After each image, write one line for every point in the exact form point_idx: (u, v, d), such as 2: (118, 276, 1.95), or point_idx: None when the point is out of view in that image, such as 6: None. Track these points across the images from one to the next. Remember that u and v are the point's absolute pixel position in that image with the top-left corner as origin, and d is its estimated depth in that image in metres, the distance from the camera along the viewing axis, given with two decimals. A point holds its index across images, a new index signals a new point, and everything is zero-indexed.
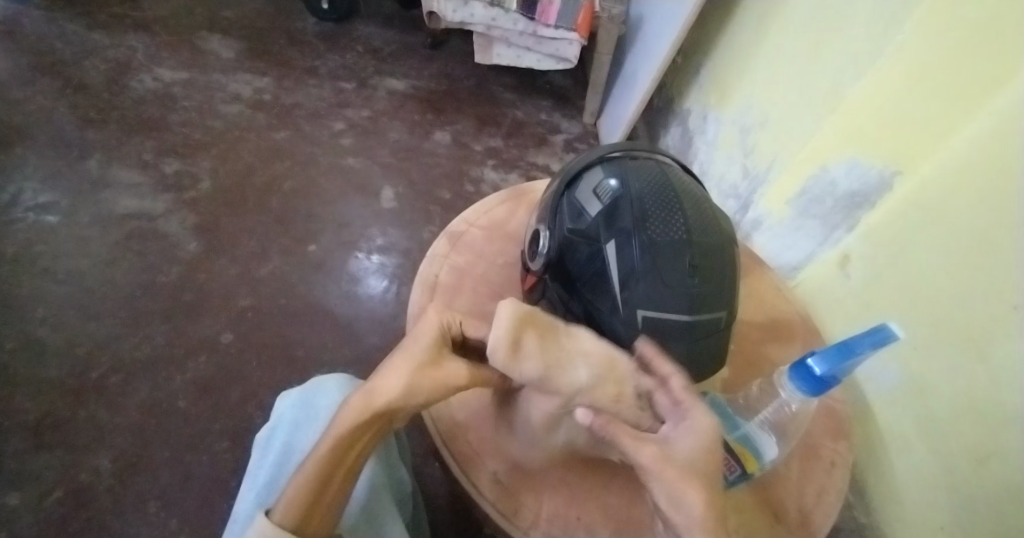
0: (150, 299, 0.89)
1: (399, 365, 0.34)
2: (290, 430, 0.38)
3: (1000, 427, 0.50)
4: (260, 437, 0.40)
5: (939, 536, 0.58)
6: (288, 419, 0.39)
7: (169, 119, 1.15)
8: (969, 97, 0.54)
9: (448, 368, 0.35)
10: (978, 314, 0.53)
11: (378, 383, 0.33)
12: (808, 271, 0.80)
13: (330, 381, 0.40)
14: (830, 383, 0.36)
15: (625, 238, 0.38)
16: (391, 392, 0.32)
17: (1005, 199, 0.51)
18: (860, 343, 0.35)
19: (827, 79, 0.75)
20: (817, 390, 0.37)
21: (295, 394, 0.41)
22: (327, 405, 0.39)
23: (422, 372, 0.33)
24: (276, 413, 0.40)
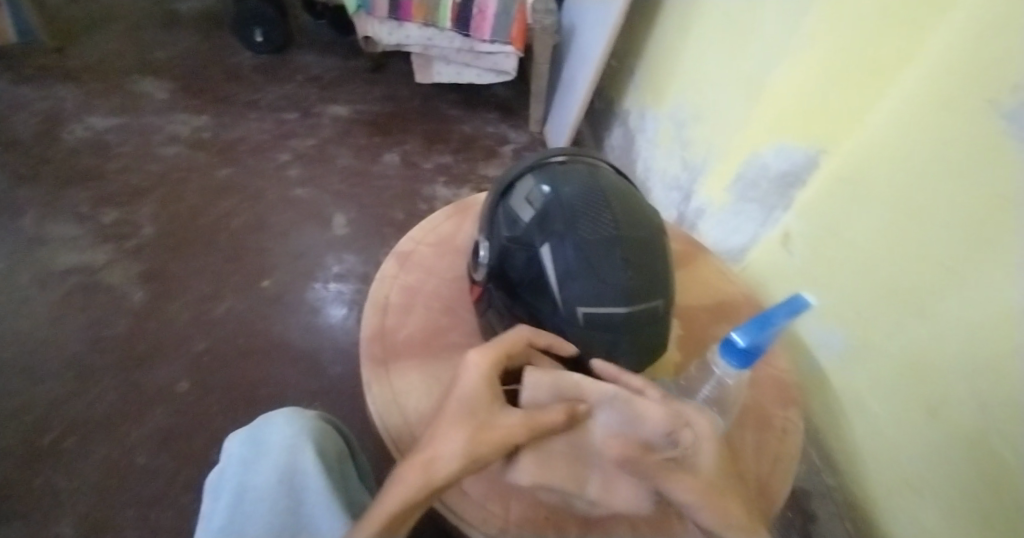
0: (101, 354, 0.85)
1: (454, 427, 0.33)
2: (242, 469, 0.35)
3: (944, 377, 0.54)
4: (209, 487, 0.37)
5: (907, 491, 0.60)
6: (238, 459, 0.36)
7: (106, 167, 1.11)
8: (881, 75, 0.59)
9: (507, 423, 0.33)
10: (910, 276, 0.58)
11: (434, 451, 0.32)
12: (754, 253, 0.84)
13: (279, 414, 0.38)
14: (756, 356, 0.38)
15: (558, 239, 0.39)
16: (449, 458, 0.31)
17: (923, 166, 0.56)
18: (776, 312, 0.37)
19: (748, 70, 0.80)
20: (746, 364, 0.38)
21: (242, 433, 0.38)
22: (279, 437, 0.37)
23: (479, 435, 0.32)
24: (224, 456, 0.38)
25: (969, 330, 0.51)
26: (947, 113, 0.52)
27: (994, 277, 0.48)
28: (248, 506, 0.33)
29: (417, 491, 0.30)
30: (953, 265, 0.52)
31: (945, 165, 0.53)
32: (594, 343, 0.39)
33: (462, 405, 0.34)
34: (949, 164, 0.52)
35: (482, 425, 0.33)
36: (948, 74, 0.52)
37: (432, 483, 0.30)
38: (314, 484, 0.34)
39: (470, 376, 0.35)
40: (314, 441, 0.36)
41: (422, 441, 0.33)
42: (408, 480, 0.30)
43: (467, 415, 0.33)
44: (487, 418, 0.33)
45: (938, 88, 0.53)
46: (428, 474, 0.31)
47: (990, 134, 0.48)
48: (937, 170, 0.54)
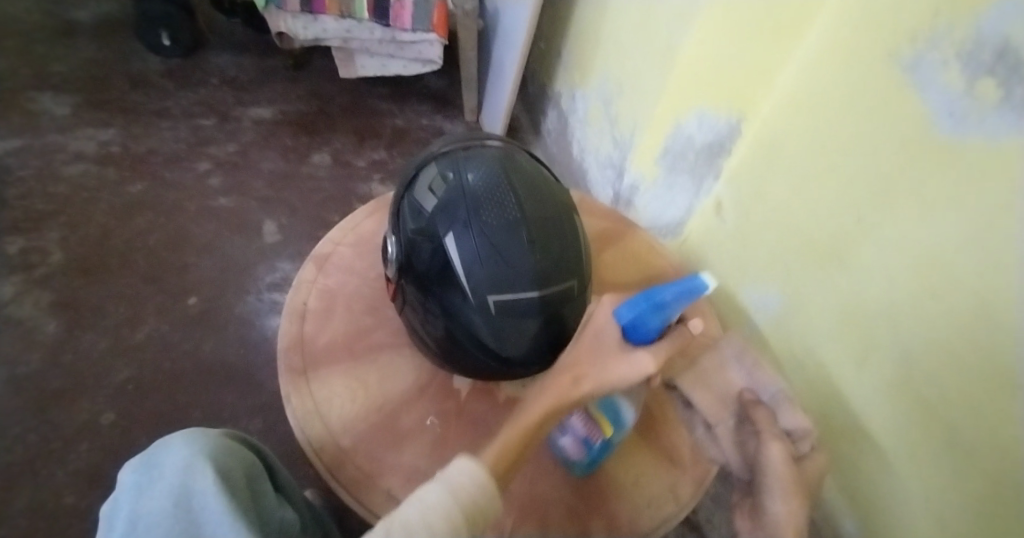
0: (12, 396, 0.78)
1: (589, 354, 0.39)
2: (133, 498, 0.32)
3: (869, 327, 0.57)
4: (101, 516, 0.33)
5: (844, 437, 0.64)
6: (128, 489, 0.32)
7: (4, 192, 1.02)
8: (787, 35, 0.62)
9: (632, 358, 0.37)
10: (828, 232, 0.60)
11: (578, 370, 0.38)
12: (691, 223, 0.86)
13: (177, 436, 0.35)
14: (648, 336, 0.38)
15: (461, 227, 0.38)
16: (588, 379, 0.37)
17: (829, 123, 0.58)
18: (662, 289, 0.38)
19: (660, 43, 0.81)
20: (637, 341, 0.38)
21: (137, 459, 0.34)
22: (176, 459, 0.33)
23: (608, 364, 0.38)
24: (116, 488, 0.34)
25: (881, 276, 0.54)
26: (851, 72, 0.54)
27: (905, 225, 0.51)
28: (140, 534, 0.29)
29: (562, 397, 0.36)
30: (867, 220, 0.55)
31: (853, 122, 0.55)
32: (509, 331, 0.38)
33: (597, 339, 0.39)
34: (852, 118, 0.55)
35: (612, 355, 0.38)
36: (844, 30, 0.55)
37: (571, 393, 0.37)
38: (214, 503, 0.31)
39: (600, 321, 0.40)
40: (214, 460, 0.33)
41: (562, 360, 0.39)
42: (554, 389, 0.37)
43: (599, 348, 0.39)
44: (617, 350, 0.38)
45: (842, 48, 0.55)
46: (572, 386, 0.37)
47: (890, 87, 0.50)
48: (847, 127, 0.56)
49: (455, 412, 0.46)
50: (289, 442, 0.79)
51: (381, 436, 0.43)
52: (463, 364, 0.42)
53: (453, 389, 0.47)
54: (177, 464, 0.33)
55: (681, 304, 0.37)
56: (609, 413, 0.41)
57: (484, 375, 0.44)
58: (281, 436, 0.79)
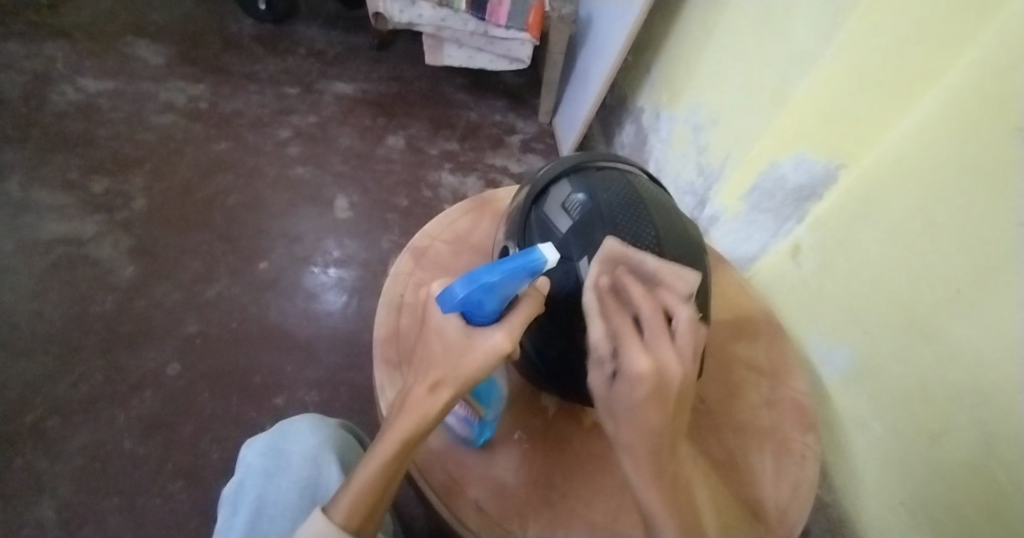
0: (85, 332, 0.80)
1: (439, 356, 0.33)
2: (262, 482, 0.37)
3: (949, 402, 0.52)
4: (225, 494, 0.38)
5: (901, 510, 0.59)
6: (257, 473, 0.37)
7: (96, 133, 1.05)
8: (902, 95, 0.56)
9: (486, 341, 0.32)
10: (920, 300, 0.56)
11: (431, 378, 0.32)
12: (762, 262, 0.82)
13: (302, 425, 0.40)
14: (488, 317, 0.32)
15: (597, 252, 0.38)
16: (448, 385, 0.32)
17: (944, 185, 0.53)
18: (491, 272, 0.29)
19: (773, 76, 0.77)
20: (477, 321, 0.33)
21: (263, 443, 0.39)
22: (300, 450, 0.38)
23: (462, 360, 0.32)
24: (244, 464, 0.39)
25: (974, 359, 0.50)
26: (973, 136, 0.50)
27: (1013, 311, 0.46)
28: (272, 520, 0.34)
29: (422, 413, 0.31)
30: (968, 292, 0.51)
31: (968, 190, 0.51)
32: None
33: (444, 338, 0.33)
34: (971, 186, 0.50)
35: (465, 349, 0.32)
36: (975, 95, 0.50)
37: (426, 408, 0.31)
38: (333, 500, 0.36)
39: (439, 307, 0.34)
40: (336, 456, 0.38)
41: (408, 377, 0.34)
42: (410, 412, 0.32)
43: (447, 348, 0.33)
44: (468, 339, 0.33)
45: (964, 109, 0.51)
46: (430, 401, 0.32)
47: (1013, 159, 0.46)
48: (958, 194, 0.52)
49: (542, 430, 0.46)
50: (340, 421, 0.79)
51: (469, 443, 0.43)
52: (569, 385, 0.43)
53: (540, 406, 0.47)
54: (304, 456, 0.38)
55: (522, 280, 0.30)
56: (487, 397, 0.42)
57: (585, 400, 0.44)
58: (334, 413, 0.80)
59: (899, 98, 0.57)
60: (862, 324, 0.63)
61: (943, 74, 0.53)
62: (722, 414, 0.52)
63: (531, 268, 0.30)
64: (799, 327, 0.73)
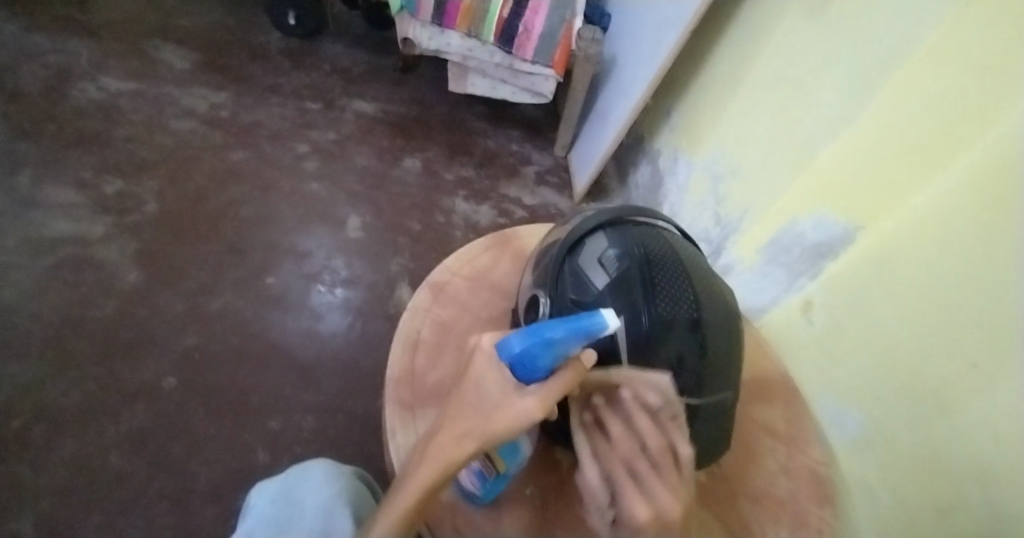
0: (81, 337, 0.78)
1: (472, 409, 0.31)
2: (273, 531, 0.36)
3: (961, 478, 0.48)
4: None
5: None
6: (268, 521, 0.36)
7: (115, 133, 1.05)
8: (928, 162, 0.55)
9: (521, 401, 0.30)
10: (934, 368, 0.53)
11: (460, 426, 0.31)
12: (772, 315, 0.79)
13: (316, 474, 0.40)
14: (536, 374, 0.30)
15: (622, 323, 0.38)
16: (475, 437, 0.30)
17: (961, 250, 0.51)
18: (553, 324, 0.28)
19: (799, 134, 0.77)
20: (522, 379, 0.30)
21: (275, 493, 0.39)
22: (313, 499, 0.38)
23: (496, 416, 0.30)
24: (253, 513, 0.38)
25: (989, 438, 0.46)
26: (999, 204, 0.48)
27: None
28: None
29: (449, 462, 0.29)
30: (985, 365, 0.47)
31: (990, 259, 0.48)
32: None
33: (480, 390, 0.32)
34: (989, 256, 0.48)
35: (500, 404, 0.31)
36: (997, 163, 0.48)
37: (454, 458, 0.29)
38: None
39: (481, 356, 0.33)
40: (349, 508, 0.38)
41: (439, 424, 0.32)
42: (435, 459, 0.29)
43: (481, 400, 0.31)
44: (505, 396, 0.31)
45: (991, 176, 0.49)
46: (454, 449, 0.29)
47: None
48: (979, 264, 0.49)
49: (554, 488, 0.44)
50: (334, 449, 0.77)
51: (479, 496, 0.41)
52: None
53: (554, 461, 0.45)
54: (317, 504, 0.37)
55: (580, 339, 0.29)
56: (510, 456, 0.37)
57: None
58: (330, 441, 0.77)
59: (926, 164, 0.56)
60: (873, 388, 0.60)
61: (973, 142, 0.51)
62: (738, 481, 0.50)
63: (593, 330, 0.29)
64: (807, 387, 0.70)
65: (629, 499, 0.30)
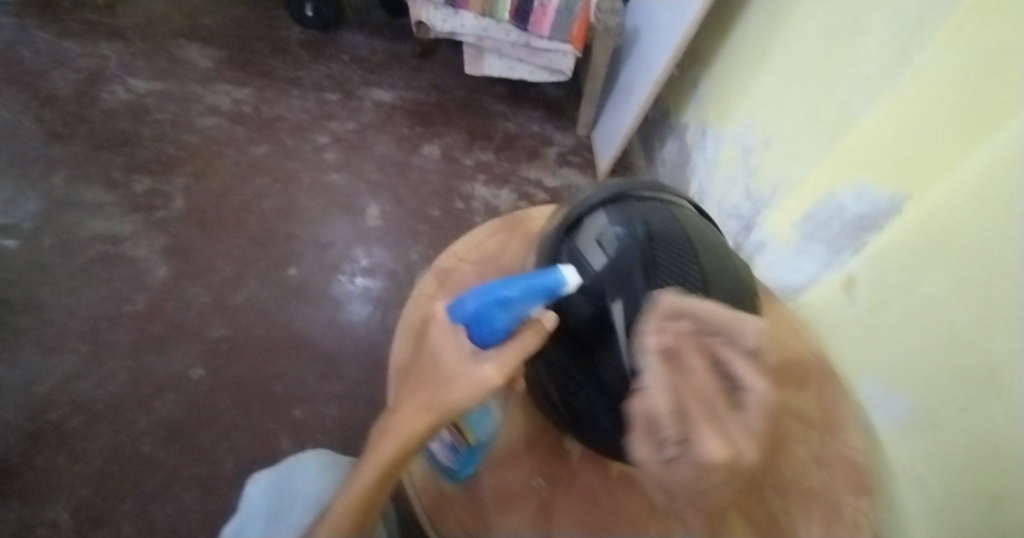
0: (115, 330, 0.81)
1: (428, 381, 0.29)
2: (266, 524, 0.39)
3: (1011, 470, 0.43)
4: (228, 533, 0.39)
5: None
6: (261, 514, 0.39)
7: (143, 133, 1.08)
8: (980, 118, 0.49)
9: (476, 369, 0.28)
10: (986, 349, 0.47)
11: (419, 400, 0.29)
12: (811, 295, 0.74)
13: (308, 463, 0.42)
14: (494, 336, 0.29)
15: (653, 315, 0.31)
16: (433, 410, 0.28)
17: (1016, 216, 0.45)
18: (508, 283, 0.28)
19: (838, 97, 0.71)
20: (481, 344, 0.29)
21: (268, 482, 0.41)
22: (304, 493, 0.40)
23: (449, 386, 0.28)
24: (248, 501, 0.41)
25: None
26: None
27: None
28: None
29: (406, 441, 0.28)
30: None
31: None
32: None
33: (438, 361, 0.29)
34: None
35: (457, 372, 0.29)
36: None
37: (413, 434, 0.28)
38: None
39: (437, 324, 0.30)
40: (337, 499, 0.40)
41: (402, 397, 0.30)
42: (391, 438, 0.28)
43: (438, 370, 0.29)
44: (463, 363, 0.29)
45: None
46: (416, 422, 0.28)
47: None
48: None
49: (564, 480, 0.41)
50: (355, 438, 0.78)
51: (490, 488, 0.40)
52: (592, 435, 0.39)
53: (564, 450, 0.43)
54: (308, 498, 0.40)
55: (538, 302, 0.30)
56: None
57: (608, 453, 0.40)
58: (352, 428, 0.78)
59: (976, 126, 0.49)
60: (924, 369, 0.54)
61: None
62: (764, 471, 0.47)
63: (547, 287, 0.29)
64: (849, 369, 0.65)
65: (698, 430, 0.24)
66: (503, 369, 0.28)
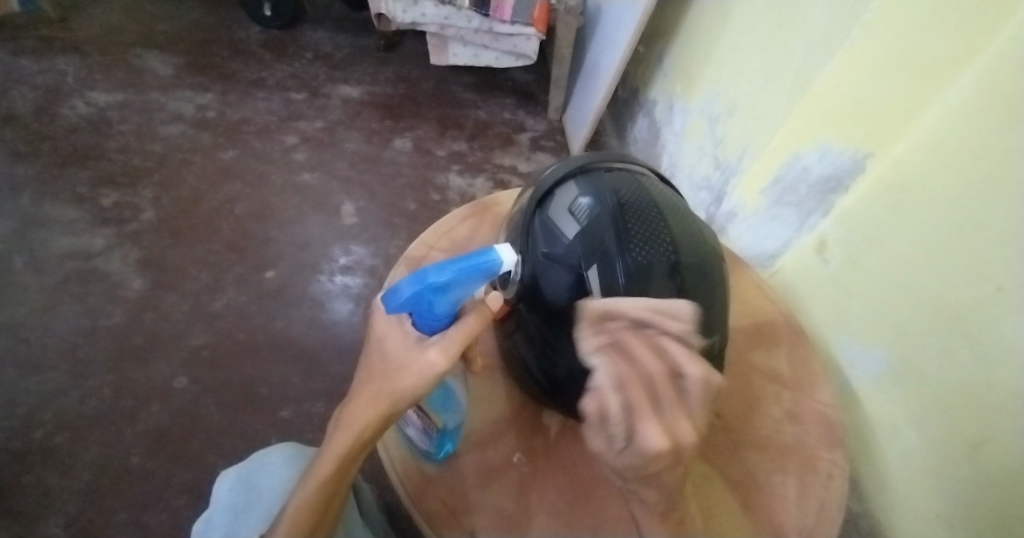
0: (93, 346, 0.81)
1: (377, 373, 0.31)
2: (232, 517, 0.38)
3: (997, 409, 0.45)
4: (195, 530, 0.39)
5: (937, 525, 0.52)
6: (227, 508, 0.39)
7: (106, 146, 1.06)
8: (938, 73, 0.49)
9: (419, 357, 0.29)
10: (961, 298, 0.48)
11: (370, 390, 0.31)
12: (786, 259, 0.75)
13: (275, 456, 0.42)
14: (438, 321, 0.29)
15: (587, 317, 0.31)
16: (383, 399, 0.30)
17: (985, 167, 0.46)
18: (440, 268, 0.27)
19: (797, 60, 0.71)
20: (426, 329, 0.30)
21: (234, 478, 0.41)
22: (272, 483, 0.40)
23: (397, 376, 0.30)
24: (214, 500, 0.41)
25: None
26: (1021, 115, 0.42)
27: None
28: None
29: (358, 431, 0.30)
30: (1015, 288, 0.43)
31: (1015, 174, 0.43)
32: None
33: (386, 351, 0.31)
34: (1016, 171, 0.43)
35: (403, 361, 0.30)
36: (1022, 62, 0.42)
37: (365, 423, 0.30)
38: None
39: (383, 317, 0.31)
40: None
41: (356, 388, 0.32)
42: (345, 429, 0.30)
43: (385, 359, 0.31)
44: (407, 351, 0.30)
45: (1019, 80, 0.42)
46: (367, 413, 0.30)
47: None
48: (1007, 180, 0.44)
49: (543, 453, 0.43)
50: None
51: (472, 467, 0.41)
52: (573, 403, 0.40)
53: (543, 425, 0.44)
54: (276, 487, 0.40)
55: (477, 282, 0.29)
56: (444, 405, 0.39)
57: None
58: None
59: (935, 75, 0.49)
60: (897, 322, 0.56)
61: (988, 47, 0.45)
62: (739, 429, 0.48)
63: (485, 269, 0.28)
64: (823, 327, 0.67)
65: (641, 425, 0.24)
66: (446, 353, 0.29)
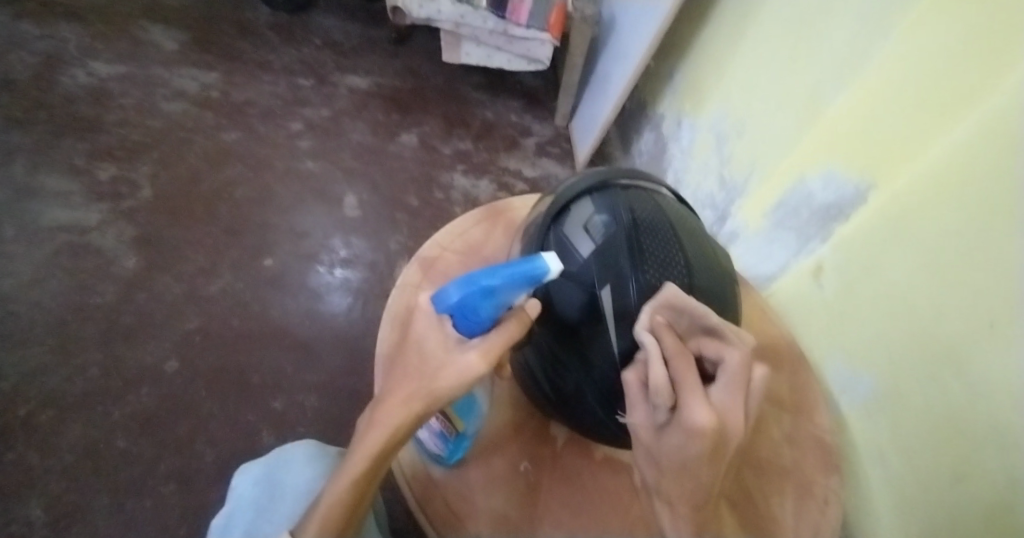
0: (83, 324, 0.78)
1: (413, 374, 0.31)
2: (253, 515, 0.38)
3: (979, 441, 0.46)
4: (215, 525, 0.39)
5: None
6: (248, 505, 0.39)
7: (106, 119, 1.03)
8: (944, 112, 0.51)
9: (459, 358, 0.29)
10: (953, 331, 0.50)
11: (406, 391, 0.30)
12: (782, 282, 0.76)
13: (297, 452, 0.42)
14: (480, 325, 0.29)
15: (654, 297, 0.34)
16: (420, 397, 0.29)
17: (982, 207, 0.47)
18: (492, 273, 0.27)
19: (808, 86, 0.72)
20: (466, 332, 0.30)
21: (256, 473, 0.41)
22: (294, 482, 0.40)
23: (436, 376, 0.30)
24: (236, 494, 0.40)
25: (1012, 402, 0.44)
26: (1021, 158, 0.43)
27: None
28: None
29: (393, 429, 0.29)
30: (1004, 325, 0.45)
31: (1011, 215, 0.44)
32: None
33: (424, 353, 0.31)
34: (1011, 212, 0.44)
35: (443, 362, 0.30)
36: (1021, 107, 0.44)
37: (400, 422, 0.29)
38: None
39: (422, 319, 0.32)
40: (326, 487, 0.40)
41: (389, 388, 0.31)
42: (379, 427, 0.29)
43: (424, 361, 0.31)
44: (448, 352, 0.30)
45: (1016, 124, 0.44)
46: (402, 412, 0.29)
47: None
48: (1002, 220, 0.45)
49: (550, 462, 0.43)
50: (337, 429, 0.77)
51: (480, 472, 0.41)
52: (582, 416, 0.40)
53: (551, 434, 0.45)
54: (298, 486, 0.39)
55: (521, 291, 0.29)
56: (467, 411, 0.41)
57: (594, 432, 0.42)
58: (333, 419, 0.77)
59: (943, 113, 0.51)
60: (890, 351, 0.57)
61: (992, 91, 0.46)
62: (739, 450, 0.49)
63: (533, 276, 0.29)
64: (818, 351, 0.68)
65: (688, 402, 0.28)
66: (487, 354, 0.29)
